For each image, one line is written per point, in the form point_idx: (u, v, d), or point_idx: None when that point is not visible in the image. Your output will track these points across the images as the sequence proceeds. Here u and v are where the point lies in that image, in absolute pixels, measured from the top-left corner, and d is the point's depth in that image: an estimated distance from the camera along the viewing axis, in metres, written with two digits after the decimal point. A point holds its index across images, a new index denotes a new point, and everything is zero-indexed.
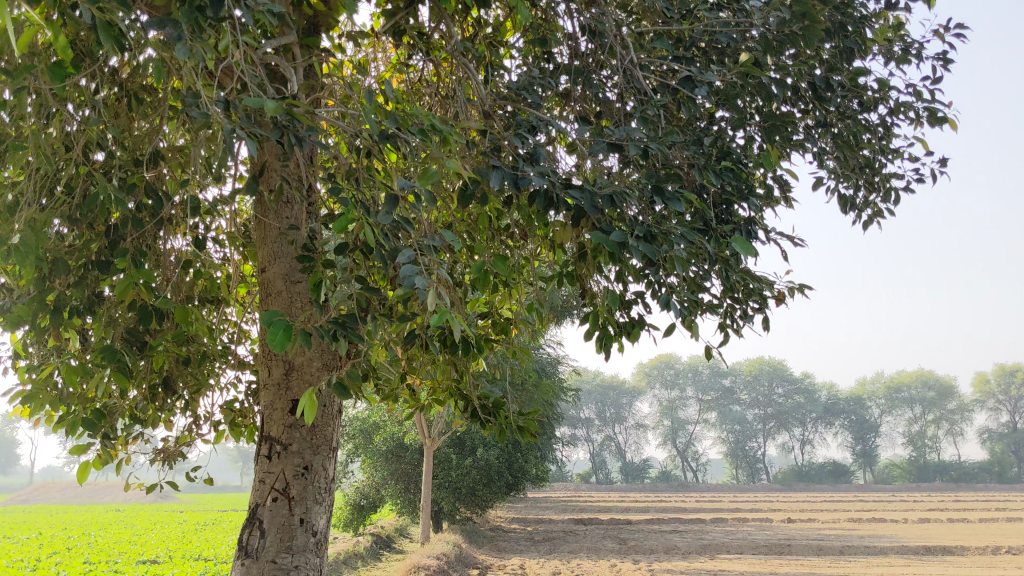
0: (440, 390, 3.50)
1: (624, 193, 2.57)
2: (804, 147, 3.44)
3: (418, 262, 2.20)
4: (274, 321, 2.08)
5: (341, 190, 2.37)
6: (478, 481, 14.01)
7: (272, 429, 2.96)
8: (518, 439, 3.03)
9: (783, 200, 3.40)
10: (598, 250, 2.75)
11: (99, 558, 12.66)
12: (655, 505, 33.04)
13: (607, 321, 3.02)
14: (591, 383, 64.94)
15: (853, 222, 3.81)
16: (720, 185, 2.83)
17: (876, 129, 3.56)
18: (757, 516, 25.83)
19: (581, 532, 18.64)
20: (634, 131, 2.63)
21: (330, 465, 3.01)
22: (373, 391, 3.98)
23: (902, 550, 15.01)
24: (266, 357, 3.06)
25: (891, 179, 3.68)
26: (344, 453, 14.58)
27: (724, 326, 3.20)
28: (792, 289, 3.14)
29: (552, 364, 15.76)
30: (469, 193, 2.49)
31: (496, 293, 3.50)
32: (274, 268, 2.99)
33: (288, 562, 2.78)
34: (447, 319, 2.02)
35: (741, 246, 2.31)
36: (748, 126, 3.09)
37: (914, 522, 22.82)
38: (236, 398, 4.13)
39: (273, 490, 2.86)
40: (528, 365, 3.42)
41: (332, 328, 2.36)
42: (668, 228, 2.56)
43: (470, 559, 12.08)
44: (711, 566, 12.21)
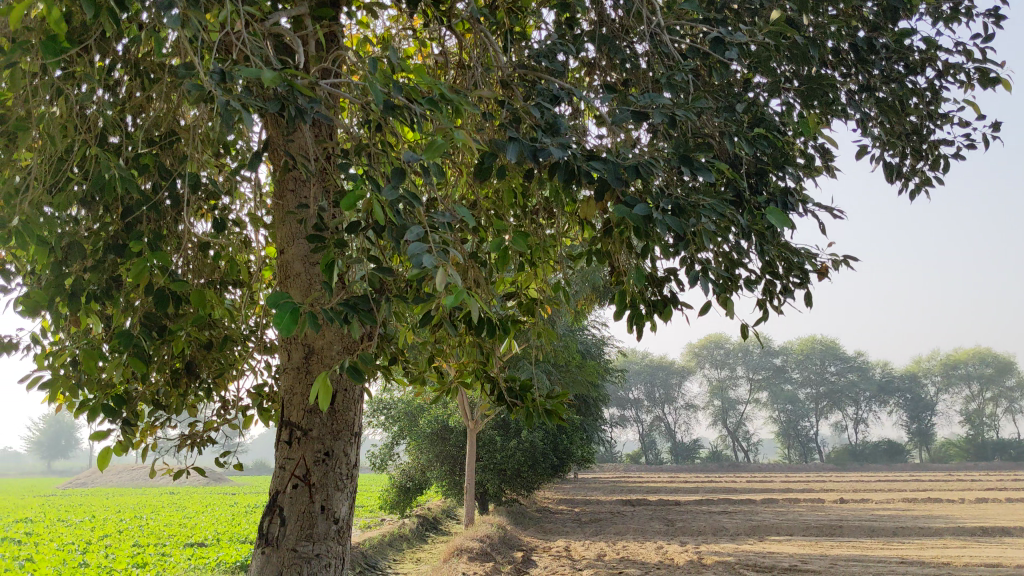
0: (467, 372, 3.39)
1: (650, 164, 2.44)
2: (845, 114, 3.27)
3: (429, 239, 2.09)
4: (281, 303, 1.97)
5: (352, 165, 2.26)
6: (523, 463, 13.96)
7: (292, 414, 2.88)
8: (546, 423, 2.91)
9: (824, 169, 3.24)
10: (625, 223, 2.62)
11: (147, 541, 12.83)
12: (704, 486, 32.73)
13: (636, 299, 2.89)
14: (639, 364, 64.61)
15: (899, 191, 3.63)
16: (754, 156, 2.67)
17: (923, 93, 3.37)
18: (808, 497, 25.45)
19: (628, 514, 18.53)
20: (661, 97, 2.48)
21: (352, 450, 2.93)
22: (402, 374, 3.89)
23: (958, 531, 14.64)
24: (286, 341, 2.98)
25: (940, 146, 3.49)
26: (389, 436, 14.63)
27: (762, 302, 3.05)
28: (835, 262, 2.98)
29: (597, 345, 15.62)
30: (486, 167, 2.37)
31: (522, 272, 3.39)
32: (291, 250, 2.91)
33: (308, 550, 2.71)
34: (460, 301, 1.91)
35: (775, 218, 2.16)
36: (785, 92, 2.93)
37: (972, 502, 22.29)
38: (265, 382, 4.07)
39: (293, 477, 2.79)
40: (556, 345, 3.31)
41: (344, 310, 2.25)
42: (698, 200, 2.42)
43: (515, 541, 12.03)
44: (760, 548, 12.00)
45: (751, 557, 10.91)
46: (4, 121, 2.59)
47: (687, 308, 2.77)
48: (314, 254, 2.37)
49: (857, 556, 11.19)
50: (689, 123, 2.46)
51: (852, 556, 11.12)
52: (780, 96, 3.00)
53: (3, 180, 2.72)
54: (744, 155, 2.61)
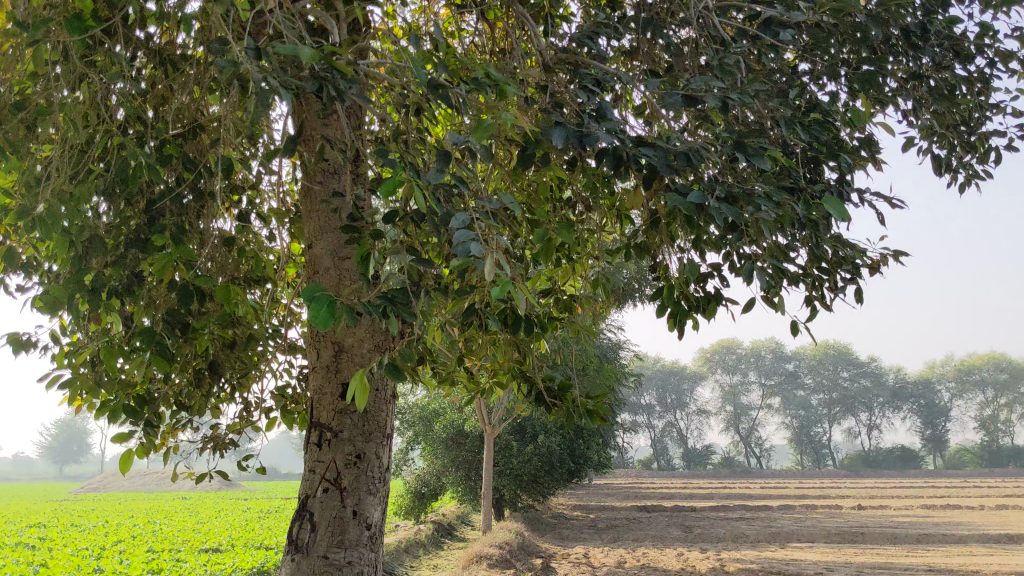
0: (500, 372, 3.28)
1: (702, 150, 2.31)
2: (895, 102, 3.12)
3: (474, 227, 1.97)
4: (318, 296, 1.85)
5: (389, 151, 2.14)
6: (540, 469, 13.83)
7: (321, 415, 2.76)
8: (586, 425, 2.78)
9: (872, 160, 3.09)
10: (673, 215, 2.49)
11: (161, 547, 12.75)
12: (719, 492, 32.54)
13: (680, 295, 2.75)
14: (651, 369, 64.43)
15: (946, 185, 3.48)
16: (808, 143, 2.53)
17: (975, 81, 3.22)
18: (827, 503, 25.20)
19: (645, 520, 18.33)
20: (713, 81, 2.36)
21: (384, 453, 2.81)
22: (430, 374, 3.77)
23: (982, 539, 14.42)
24: (314, 339, 2.87)
25: (991, 137, 3.34)
26: (404, 440, 14.54)
27: (811, 298, 2.93)
28: (889, 256, 2.86)
29: (613, 349, 15.52)
30: (529, 155, 2.25)
31: (559, 268, 3.26)
32: (320, 244, 2.80)
33: (340, 558, 2.59)
34: (511, 294, 1.78)
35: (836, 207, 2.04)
36: (837, 78, 2.79)
37: (992, 509, 22.02)
38: (288, 383, 3.95)
39: (324, 480, 2.67)
40: (593, 344, 3.19)
41: (382, 304, 2.13)
42: (753, 188, 2.30)
43: (534, 548, 11.89)
44: (782, 555, 11.83)
45: (774, 564, 10.75)
46: (23, 107, 2.49)
47: (734, 305, 2.64)
48: (349, 244, 2.25)
49: (881, 564, 11.01)
50: (745, 107, 2.33)
51: (876, 564, 10.93)
52: (830, 84, 2.86)
53: (24, 169, 2.63)
54: (799, 143, 2.48)
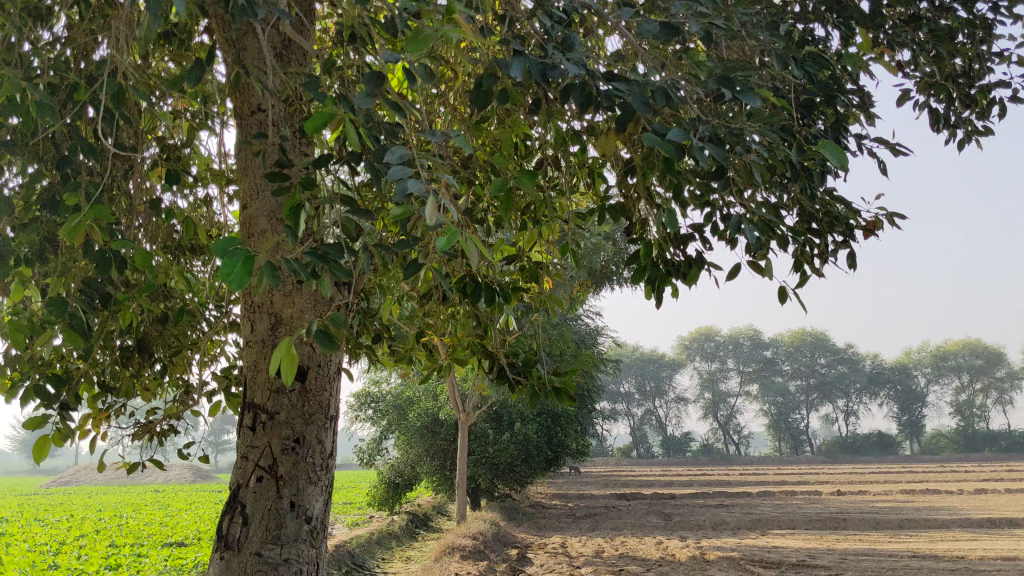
0: (459, 349, 3.00)
1: (682, 87, 2.02)
2: (893, 47, 2.82)
3: (415, 166, 1.64)
4: (233, 250, 1.52)
5: (317, 82, 1.82)
6: (516, 457, 13.60)
7: (256, 395, 2.45)
8: (554, 405, 2.50)
9: (868, 108, 2.80)
10: (651, 166, 2.19)
11: (124, 542, 12.39)
12: (698, 479, 32.54)
13: (658, 259, 2.44)
14: (630, 357, 64.39)
15: (945, 143, 3.21)
16: (804, 83, 2.24)
17: (979, 28, 2.93)
18: (806, 489, 25.15)
19: (623, 508, 18.16)
20: (693, 7, 2.06)
21: (327, 437, 2.50)
22: (385, 352, 3.48)
23: (965, 524, 14.29)
24: (249, 309, 2.56)
25: (993, 88, 3.07)
26: (378, 430, 14.22)
27: (802, 263, 2.66)
28: (885, 216, 2.61)
29: (591, 335, 15.26)
30: (486, 90, 1.93)
31: (525, 232, 2.98)
32: (256, 204, 2.53)
33: (275, 555, 2.29)
34: (454, 243, 1.48)
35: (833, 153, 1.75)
36: (827, 16, 2.51)
37: (970, 494, 22.00)
38: (234, 365, 3.64)
39: (257, 468, 2.37)
40: (561, 313, 2.91)
41: (310, 259, 1.81)
42: (740, 128, 2.00)
43: (510, 538, 11.64)
44: (763, 542, 11.65)
45: (756, 552, 10.54)
46: None
47: (717, 269, 2.34)
48: (276, 195, 1.95)
49: (864, 550, 10.81)
50: (729, 37, 2.04)
51: (859, 551, 10.75)
52: (819, 23, 2.58)
53: None
54: (791, 82, 2.19)
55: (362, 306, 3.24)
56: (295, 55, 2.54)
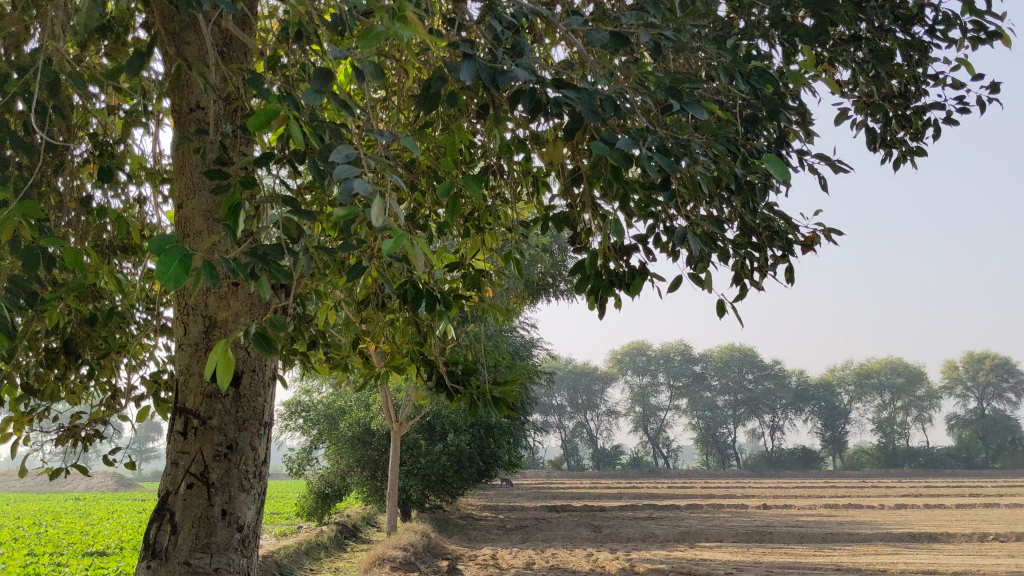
0: (398, 356, 2.96)
1: (631, 96, 2.02)
2: (833, 66, 2.87)
3: (362, 165, 1.60)
4: (170, 248, 1.47)
5: (262, 78, 1.77)
6: (449, 468, 13.52)
7: (187, 400, 2.38)
8: (493, 414, 2.47)
9: (808, 126, 2.84)
10: (597, 175, 2.18)
11: (40, 551, 11.99)
12: (628, 492, 32.79)
13: (601, 269, 2.43)
14: (562, 369, 64.70)
15: (881, 162, 3.27)
16: (749, 98, 2.26)
17: (915, 51, 3.00)
18: (733, 502, 25.51)
19: (554, 520, 18.19)
20: (644, 17, 2.07)
21: (260, 444, 2.44)
22: (320, 359, 3.42)
23: (887, 538, 14.62)
24: (182, 311, 2.48)
25: (928, 110, 3.14)
26: (308, 439, 14.00)
27: (742, 276, 2.68)
28: (824, 232, 2.64)
29: (526, 346, 15.28)
30: (434, 93, 1.91)
31: (467, 240, 2.96)
32: (192, 203, 2.47)
33: (205, 564, 2.23)
34: (400, 245, 1.45)
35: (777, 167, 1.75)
36: (771, 34, 2.54)
37: (891, 509, 22.58)
38: (164, 370, 3.54)
39: (187, 475, 2.30)
40: (501, 321, 2.89)
41: (250, 260, 1.75)
42: (687, 139, 2.00)
43: (440, 549, 11.55)
44: (691, 554, 11.77)
45: (684, 564, 10.64)
46: None
47: (660, 281, 2.34)
48: (215, 193, 1.90)
49: (790, 563, 10.99)
50: (678, 49, 2.05)
51: (784, 563, 10.93)
52: (762, 38, 2.62)
53: None
54: (736, 96, 2.21)
55: (298, 311, 3.18)
56: (237, 53, 2.51)
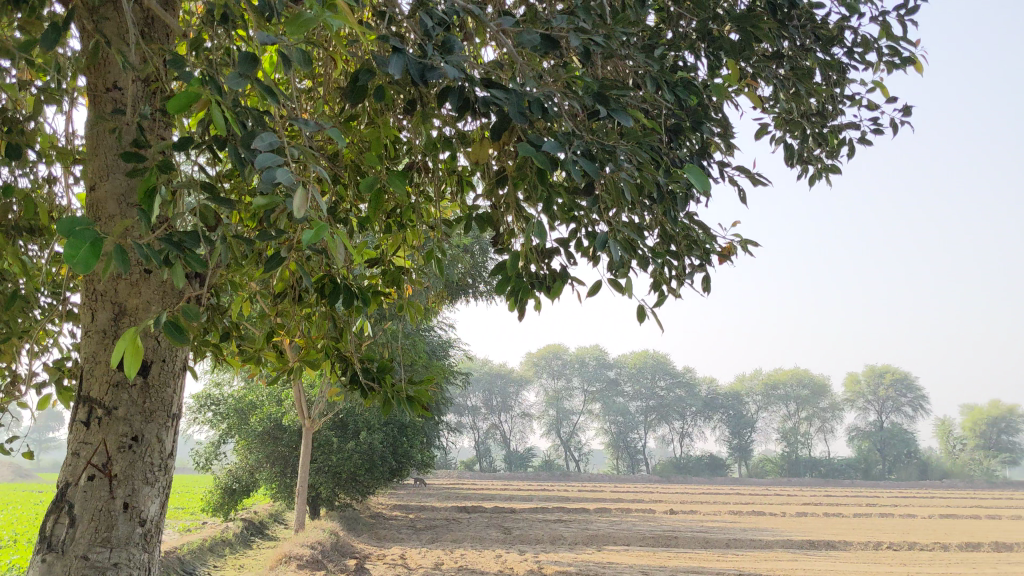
0: (312, 351, 2.92)
1: (559, 101, 2.03)
2: (757, 82, 2.94)
3: (284, 154, 1.57)
4: (79, 230, 1.41)
5: (182, 60, 1.72)
6: (360, 466, 13.39)
7: (92, 388, 2.30)
8: (407, 413, 2.46)
9: (729, 140, 2.90)
10: (521, 177, 2.18)
11: None
12: (538, 494, 32.96)
13: (522, 270, 2.44)
14: (478, 371, 64.71)
15: (797, 177, 3.36)
16: (673, 109, 2.30)
17: (834, 72, 3.09)
18: (641, 507, 25.87)
19: (463, 521, 18.18)
20: (574, 21, 2.07)
21: (167, 437, 2.37)
22: (232, 351, 3.34)
23: (787, 545, 15.02)
24: (89, 296, 2.40)
25: (844, 128, 3.23)
26: (216, 433, 13.70)
27: (660, 283, 2.72)
28: (740, 241, 2.71)
29: (443, 346, 15.24)
30: (361, 86, 1.88)
31: (389, 236, 2.94)
32: (105, 185, 2.39)
33: (104, 559, 2.16)
34: (321, 237, 1.42)
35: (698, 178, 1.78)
36: (698, 46, 2.59)
37: (793, 516, 23.21)
38: (68, 357, 3.42)
39: (88, 466, 2.22)
40: (419, 319, 2.87)
41: (165, 246, 1.70)
42: (612, 145, 2.02)
43: (348, 548, 11.43)
44: (599, 557, 11.89)
45: (591, 567, 10.74)
46: None
47: (579, 285, 2.35)
48: (130, 176, 1.84)
49: (694, 568, 11.20)
50: (607, 55, 2.07)
51: (688, 568, 11.12)
52: (688, 50, 2.66)
53: None
54: (661, 105, 2.24)
55: (211, 302, 3.11)
56: (159, 33, 2.46)
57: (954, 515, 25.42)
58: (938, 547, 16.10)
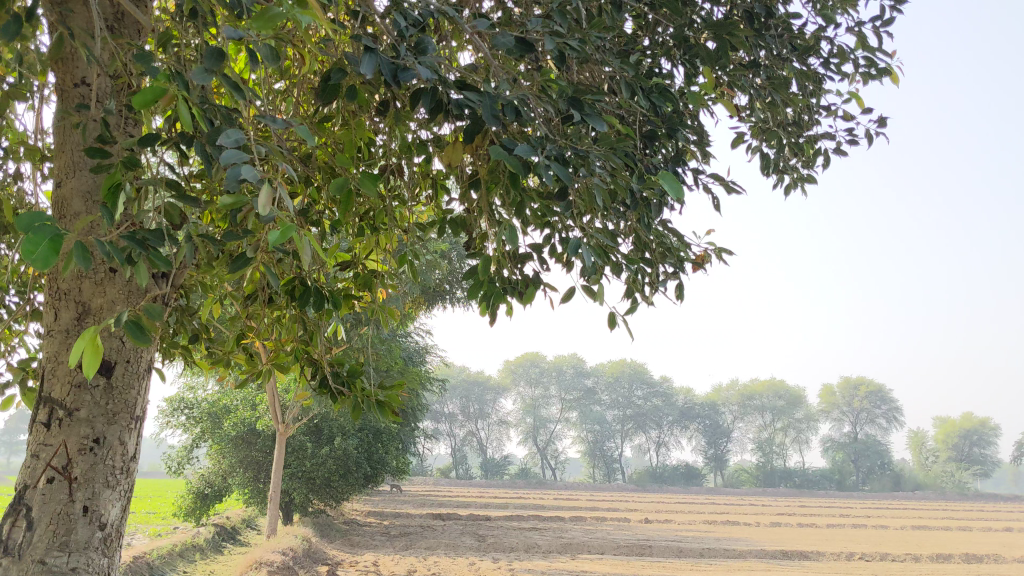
0: (282, 354, 2.89)
1: (532, 104, 2.01)
2: (733, 91, 2.94)
3: (252, 153, 1.54)
4: (40, 227, 1.38)
5: (149, 56, 1.69)
6: (333, 472, 13.30)
7: (54, 388, 2.25)
8: (377, 417, 2.43)
9: (705, 149, 2.90)
10: (495, 180, 2.16)
11: None
12: (514, 502, 32.91)
13: (495, 274, 2.42)
14: (455, 377, 64.56)
15: (773, 187, 3.37)
16: (647, 115, 2.29)
17: (810, 82, 3.10)
18: (616, 516, 25.87)
19: (438, 529, 18.10)
20: (550, 24, 2.06)
21: (130, 439, 2.33)
22: (202, 353, 3.30)
23: (760, 555, 15.06)
24: (53, 295, 2.36)
25: (820, 139, 3.24)
26: (189, 437, 13.59)
27: (633, 290, 2.71)
28: (714, 249, 2.71)
29: (420, 352, 15.19)
30: (333, 86, 1.86)
31: (362, 239, 2.91)
32: (72, 183, 2.35)
33: (62, 564, 2.11)
34: (287, 237, 1.39)
35: (670, 185, 1.77)
36: (675, 52, 2.59)
37: (766, 527, 23.28)
38: (33, 357, 3.37)
39: (48, 468, 2.17)
40: (391, 322, 2.85)
41: (129, 244, 1.67)
42: (586, 149, 2.00)
43: (320, 555, 11.34)
44: (572, 566, 11.86)
45: None
46: None
47: (553, 290, 2.34)
48: (94, 172, 1.80)
49: None
50: (581, 60, 2.06)
51: None
52: (664, 57, 2.66)
53: None
54: (636, 111, 2.24)
55: (179, 302, 3.06)
56: (129, 29, 2.43)
57: (925, 527, 25.62)
58: (910, 558, 16.20)
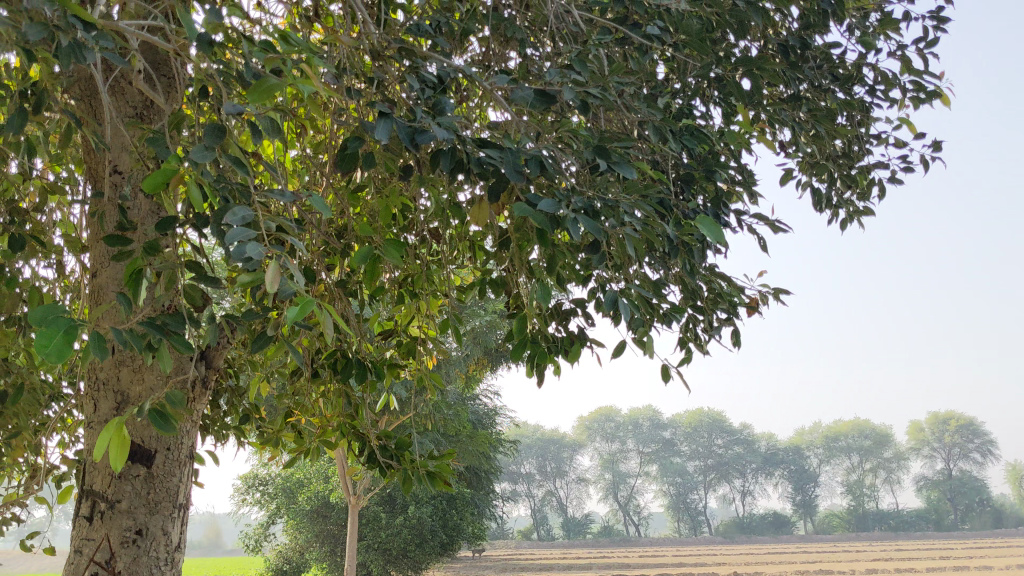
0: (329, 430, 2.83)
1: (557, 156, 1.92)
2: (773, 128, 2.83)
3: (262, 229, 1.46)
4: (51, 320, 1.29)
5: (159, 136, 1.64)
6: (409, 541, 13.16)
7: (94, 480, 2.21)
8: (426, 489, 2.34)
9: (749, 187, 2.78)
10: (528, 235, 2.06)
11: None
12: (596, 562, 32.27)
13: (537, 333, 2.31)
14: (530, 437, 64.17)
15: (828, 222, 3.23)
16: (681, 159, 2.19)
17: (856, 111, 2.97)
18: (703, 570, 25.10)
19: None
20: (569, 73, 1.97)
21: (173, 528, 2.28)
22: (251, 432, 3.26)
23: None
24: (92, 386, 2.33)
25: (873, 168, 3.10)
26: (265, 514, 13.74)
27: (685, 340, 2.59)
28: (765, 291, 2.57)
29: (489, 415, 15.07)
30: (350, 154, 1.79)
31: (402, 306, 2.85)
32: (105, 272, 2.34)
33: None
34: (308, 313, 1.27)
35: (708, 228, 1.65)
36: (705, 93, 2.49)
37: (862, 574, 22.34)
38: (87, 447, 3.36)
39: (91, 564, 2.12)
40: (436, 388, 2.76)
41: (148, 330, 1.59)
42: (616, 200, 1.90)
43: None
44: None
45: None
46: None
47: (598, 346, 2.23)
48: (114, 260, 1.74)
49: None
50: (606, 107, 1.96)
51: None
52: (697, 99, 2.56)
53: None
54: (668, 155, 2.13)
55: (227, 383, 3.04)
56: (156, 116, 2.46)
57: None
58: None
